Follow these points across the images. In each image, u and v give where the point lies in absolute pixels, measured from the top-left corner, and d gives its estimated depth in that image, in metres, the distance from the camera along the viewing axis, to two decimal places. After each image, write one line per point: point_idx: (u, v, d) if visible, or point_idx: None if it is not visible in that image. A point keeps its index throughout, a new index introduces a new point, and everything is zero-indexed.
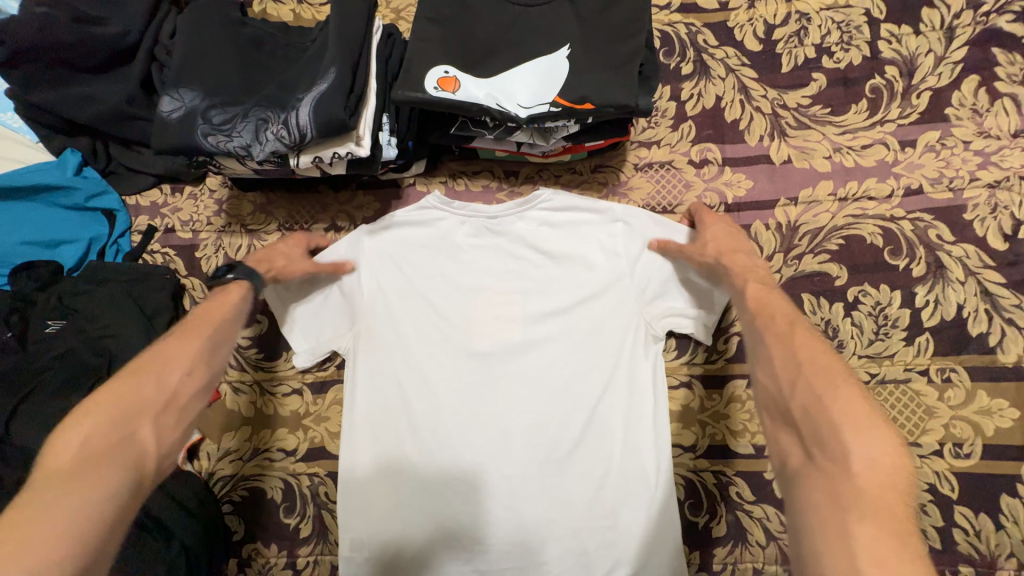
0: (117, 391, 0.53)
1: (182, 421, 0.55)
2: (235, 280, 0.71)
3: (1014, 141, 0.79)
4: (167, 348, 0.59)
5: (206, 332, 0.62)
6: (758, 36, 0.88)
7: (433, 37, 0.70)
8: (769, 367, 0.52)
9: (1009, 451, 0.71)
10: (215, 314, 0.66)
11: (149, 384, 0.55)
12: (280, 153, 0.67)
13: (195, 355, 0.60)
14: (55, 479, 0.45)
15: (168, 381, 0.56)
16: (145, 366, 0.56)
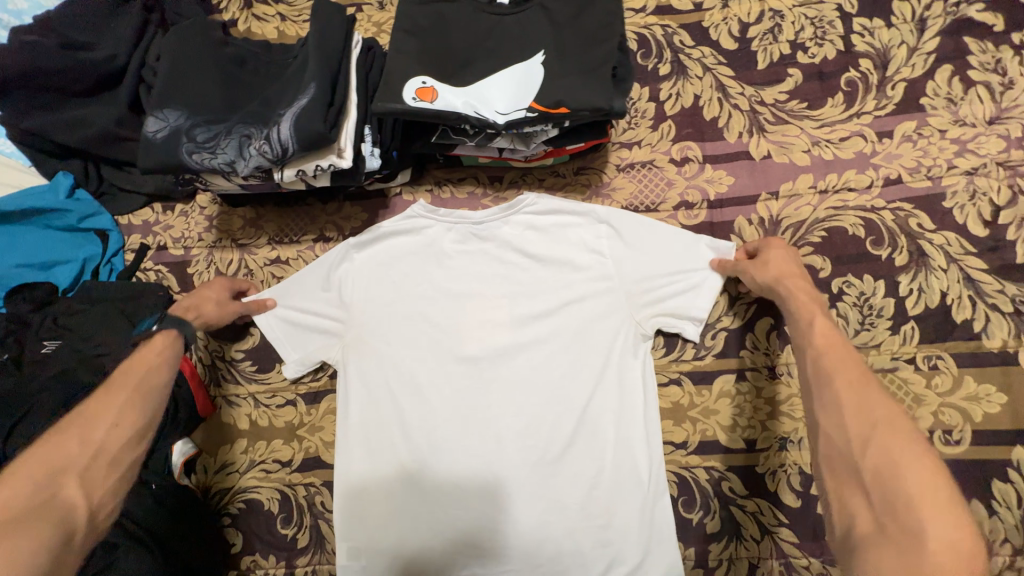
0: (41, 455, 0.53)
1: (114, 473, 0.56)
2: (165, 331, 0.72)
3: (990, 128, 0.79)
4: (93, 406, 0.59)
5: (134, 383, 0.63)
6: (733, 35, 0.89)
7: (410, 49, 0.72)
8: (840, 424, 0.52)
9: (998, 437, 0.71)
10: (146, 366, 0.66)
11: (74, 441, 0.55)
12: (264, 168, 0.68)
13: (125, 405, 0.60)
14: None
15: (93, 437, 0.56)
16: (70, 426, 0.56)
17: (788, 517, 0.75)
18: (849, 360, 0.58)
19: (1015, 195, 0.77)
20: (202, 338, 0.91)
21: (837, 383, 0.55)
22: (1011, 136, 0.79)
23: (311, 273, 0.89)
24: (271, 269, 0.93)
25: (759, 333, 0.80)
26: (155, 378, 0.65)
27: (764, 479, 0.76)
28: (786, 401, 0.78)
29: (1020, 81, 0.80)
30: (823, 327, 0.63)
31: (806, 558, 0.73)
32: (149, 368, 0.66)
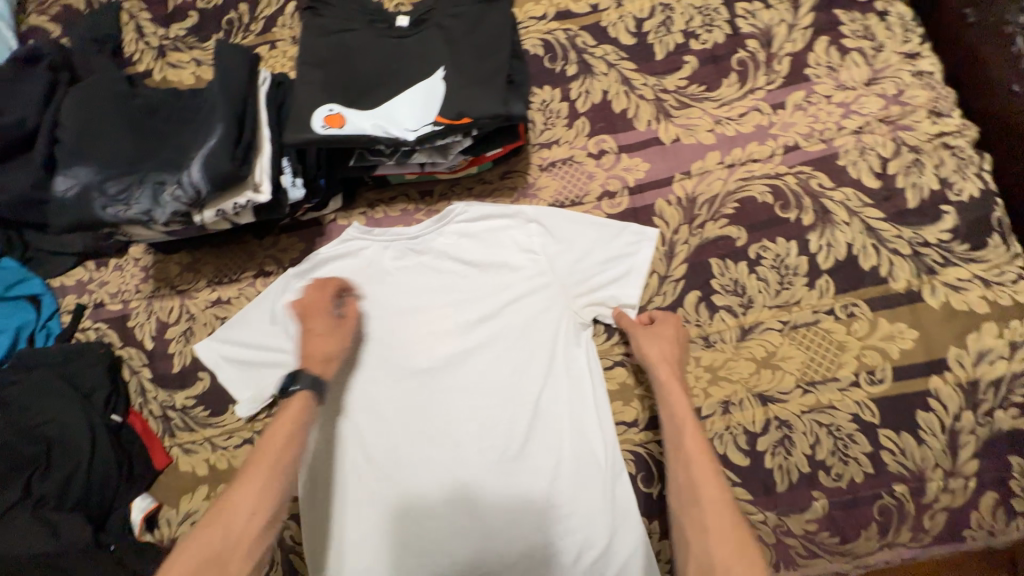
0: (195, 545, 0.58)
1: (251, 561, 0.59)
2: (300, 394, 0.72)
3: (867, 89, 0.87)
4: (234, 489, 0.62)
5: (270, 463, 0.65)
6: (630, 31, 0.95)
7: (315, 79, 0.74)
8: (707, 548, 0.61)
9: (916, 370, 0.76)
10: (283, 436, 0.67)
11: (218, 533, 0.59)
12: (182, 212, 0.69)
13: (262, 489, 0.63)
14: None
15: (235, 528, 0.60)
16: (219, 513, 0.60)
17: (740, 475, 0.77)
18: (713, 480, 0.66)
19: (898, 147, 0.84)
20: (151, 390, 0.89)
21: (706, 510, 0.63)
22: (887, 94, 0.86)
23: (255, 309, 0.89)
24: (212, 311, 0.92)
25: (689, 306, 0.83)
26: (291, 453, 0.67)
27: (715, 445, 0.78)
28: (722, 365, 0.80)
29: (886, 44, 0.88)
30: (695, 435, 0.70)
31: (762, 513, 0.75)
32: (286, 440, 0.67)
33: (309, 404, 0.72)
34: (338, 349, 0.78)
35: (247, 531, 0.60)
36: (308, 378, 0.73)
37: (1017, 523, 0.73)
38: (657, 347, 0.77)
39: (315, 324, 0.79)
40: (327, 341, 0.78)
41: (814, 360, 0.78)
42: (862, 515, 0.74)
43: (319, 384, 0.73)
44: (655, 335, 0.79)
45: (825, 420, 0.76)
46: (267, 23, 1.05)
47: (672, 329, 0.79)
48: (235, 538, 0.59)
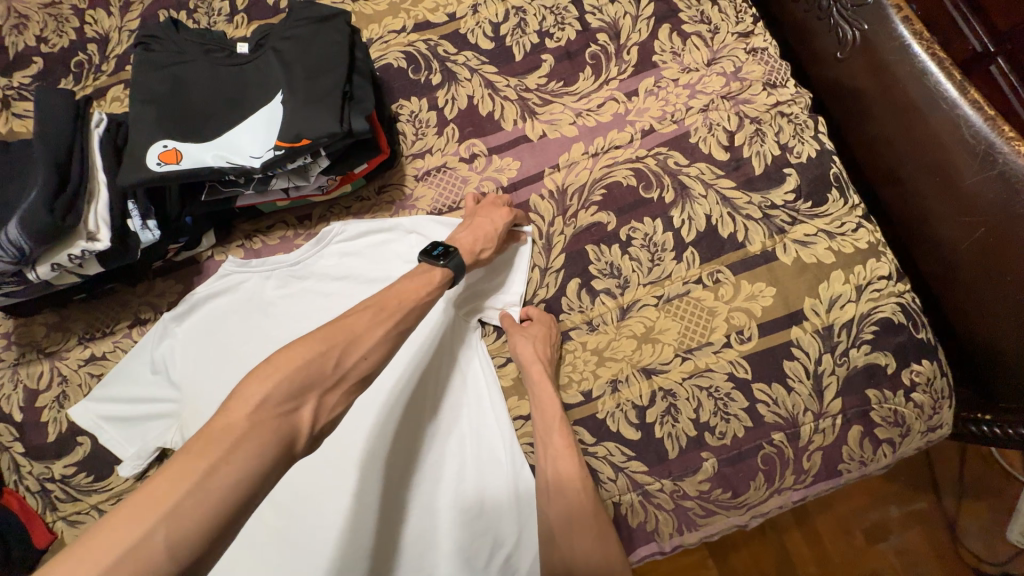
0: (308, 354, 0.56)
1: (334, 408, 0.58)
2: (443, 268, 0.74)
3: (709, 70, 0.93)
4: (359, 320, 0.62)
5: (390, 319, 0.64)
6: (488, 36, 0.97)
7: (149, 117, 0.72)
8: (568, 529, 0.73)
9: (778, 324, 0.82)
10: (409, 301, 0.67)
11: (330, 360, 0.57)
12: (10, 270, 0.65)
13: (374, 341, 0.62)
14: (231, 432, 0.49)
15: (344, 364, 0.58)
16: (335, 336, 0.59)
17: (633, 449, 0.80)
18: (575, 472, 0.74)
19: (741, 120, 0.90)
20: (25, 464, 0.83)
21: (569, 498, 0.73)
22: (727, 72, 0.93)
23: (134, 361, 0.85)
24: (87, 369, 0.87)
25: (571, 294, 0.86)
26: (405, 319, 0.66)
27: (607, 423, 0.81)
28: (607, 346, 0.83)
29: (722, 25, 0.95)
30: (562, 432, 0.77)
31: (658, 482, 0.79)
32: (411, 306, 0.67)
33: (444, 280, 0.73)
34: (484, 251, 0.80)
35: (349, 371, 0.59)
36: (460, 262, 0.75)
37: (881, 450, 0.80)
38: (530, 347, 0.80)
39: (489, 222, 0.82)
40: (480, 238, 0.80)
41: (689, 329, 0.83)
42: (749, 468, 0.79)
43: (460, 272, 0.76)
44: (528, 335, 0.81)
45: (704, 383, 0.81)
46: (120, 61, 1.01)
47: (543, 328, 0.82)
48: (337, 372, 0.58)
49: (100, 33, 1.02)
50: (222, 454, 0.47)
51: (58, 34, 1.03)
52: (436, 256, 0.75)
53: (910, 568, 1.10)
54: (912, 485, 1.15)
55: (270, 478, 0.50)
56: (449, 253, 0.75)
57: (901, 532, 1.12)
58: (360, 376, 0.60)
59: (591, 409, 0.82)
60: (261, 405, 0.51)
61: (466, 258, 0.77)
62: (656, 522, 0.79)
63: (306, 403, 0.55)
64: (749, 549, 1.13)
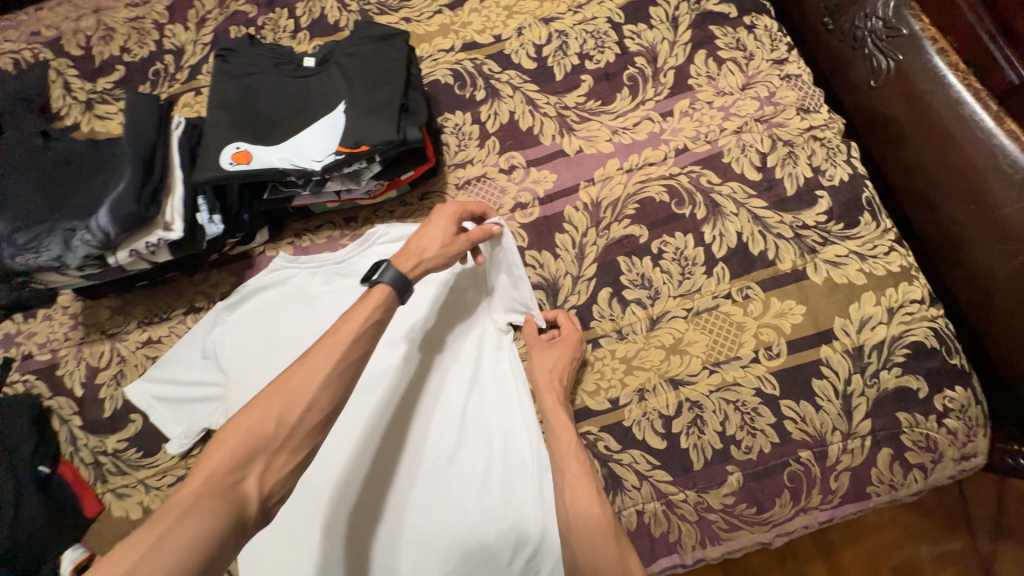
0: (251, 416, 0.55)
1: (292, 462, 0.55)
2: (380, 285, 0.67)
3: (743, 94, 0.96)
4: (295, 371, 0.58)
5: (332, 359, 0.60)
6: (531, 56, 1.03)
7: (223, 121, 0.79)
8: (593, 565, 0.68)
9: (808, 342, 0.83)
10: (350, 333, 0.62)
11: (275, 415, 0.55)
12: (94, 255, 0.72)
13: (324, 384, 0.58)
14: (182, 502, 0.47)
15: (290, 416, 0.55)
16: (276, 392, 0.56)
17: (659, 458, 0.81)
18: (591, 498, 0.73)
19: (774, 142, 0.93)
20: (81, 438, 0.89)
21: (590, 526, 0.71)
22: (761, 96, 0.96)
23: (185, 346, 0.90)
24: (144, 351, 0.93)
25: (602, 302, 0.89)
26: (350, 357, 0.61)
27: (633, 430, 0.82)
28: (636, 354, 0.85)
29: (757, 52, 0.98)
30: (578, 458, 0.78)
31: (683, 492, 0.79)
32: (352, 337, 0.61)
33: (385, 298, 0.66)
34: (429, 252, 0.73)
35: (298, 428, 0.56)
36: (395, 272, 0.68)
37: (913, 475, 0.79)
38: (545, 368, 0.83)
39: (436, 223, 0.76)
40: (423, 241, 0.74)
41: (717, 342, 0.84)
42: (774, 484, 0.79)
43: (402, 280, 0.68)
44: (547, 355, 0.84)
45: (731, 396, 0.82)
46: (193, 71, 1.10)
47: (563, 346, 0.84)
48: (282, 430, 0.55)
49: (176, 45, 1.12)
50: (157, 536, 0.44)
51: (140, 46, 1.13)
52: (369, 275, 0.69)
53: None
54: (947, 523, 1.12)
55: (228, 543, 0.47)
56: (382, 268, 0.69)
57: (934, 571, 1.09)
58: (313, 423, 0.56)
59: (617, 417, 0.83)
60: (203, 483, 0.49)
61: (405, 264, 0.71)
62: (679, 533, 0.79)
63: (255, 465, 0.52)
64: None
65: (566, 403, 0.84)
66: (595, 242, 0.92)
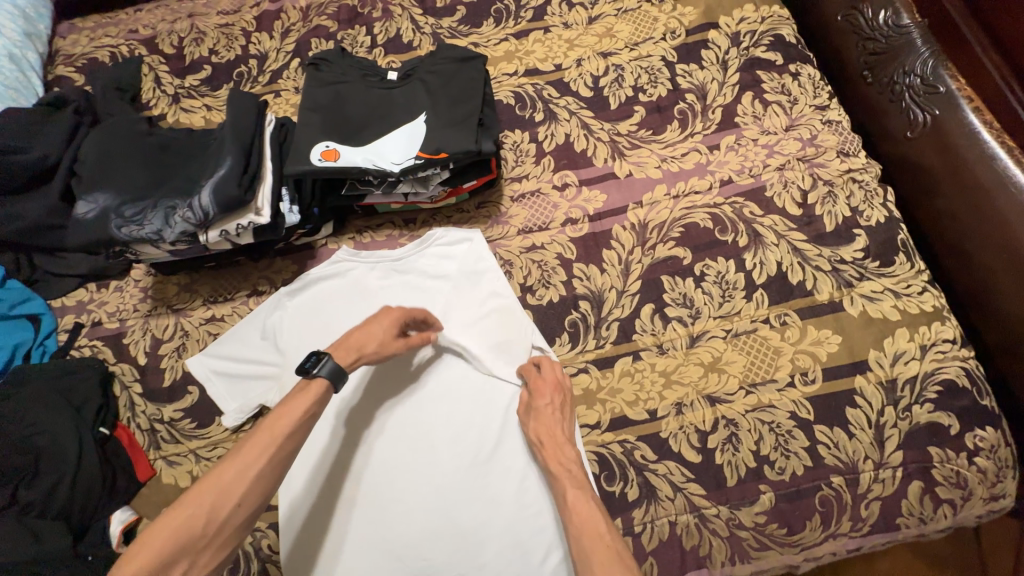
0: (181, 514, 0.58)
1: (216, 557, 0.60)
2: (317, 380, 0.73)
3: (787, 134, 1.03)
4: (230, 466, 0.63)
5: (266, 454, 0.65)
6: (588, 85, 1.11)
7: (314, 122, 0.87)
8: None
9: (843, 371, 0.86)
10: (284, 428, 0.68)
11: (206, 513, 0.60)
12: (189, 232, 0.78)
13: (258, 479, 0.64)
14: None
15: (219, 515, 0.60)
16: (208, 488, 0.61)
17: (694, 472, 0.83)
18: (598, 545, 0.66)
19: (815, 181, 0.99)
20: (140, 404, 0.94)
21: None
22: (803, 137, 1.02)
23: (247, 326, 0.95)
24: (206, 328, 0.98)
25: (645, 317, 0.93)
26: (285, 450, 0.67)
27: (669, 442, 0.85)
28: (675, 369, 0.89)
29: (800, 98, 1.05)
30: (576, 505, 0.72)
31: (715, 507, 0.82)
32: (287, 432, 0.68)
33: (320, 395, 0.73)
34: (366, 347, 0.80)
35: (227, 522, 0.61)
36: (333, 365, 0.75)
37: (942, 509, 0.81)
38: (532, 424, 0.83)
39: (379, 324, 0.82)
40: (363, 336, 0.81)
41: (754, 364, 0.88)
42: (806, 507, 0.81)
43: (337, 373, 0.75)
44: (534, 413, 0.84)
45: (767, 417, 0.85)
46: (274, 75, 1.19)
47: (550, 395, 0.84)
48: (209, 528, 0.59)
49: (260, 51, 1.22)
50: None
51: (227, 49, 1.24)
52: (307, 367, 0.74)
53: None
54: None
55: None
56: (322, 360, 0.75)
57: None
58: (242, 519, 0.62)
59: (654, 427, 0.86)
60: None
61: (343, 357, 0.78)
62: (709, 548, 0.81)
63: (178, 565, 0.57)
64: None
65: (565, 452, 0.80)
66: (641, 260, 0.97)
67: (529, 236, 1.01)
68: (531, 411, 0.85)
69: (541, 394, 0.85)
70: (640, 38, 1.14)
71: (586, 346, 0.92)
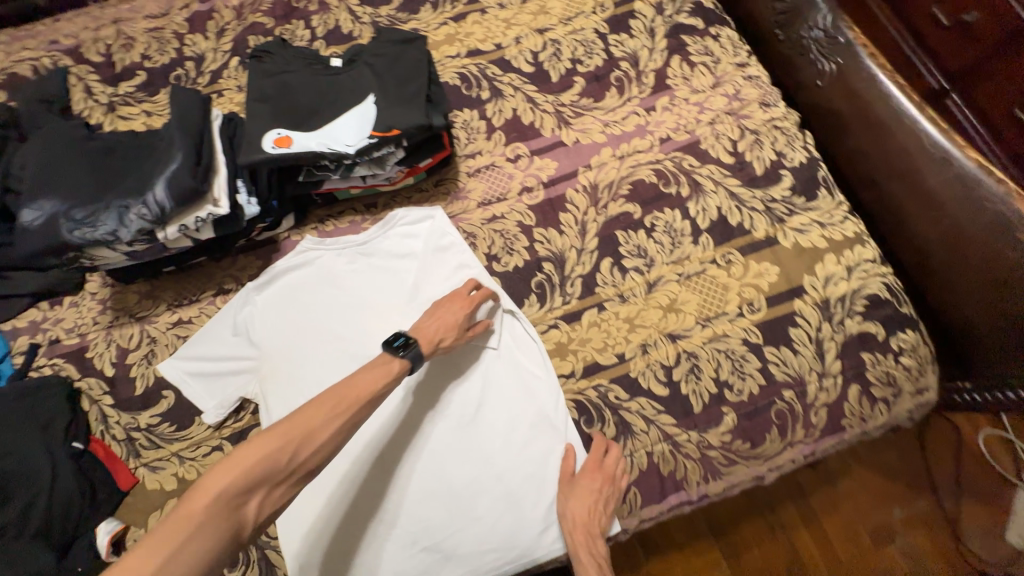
0: (269, 445, 0.59)
1: (287, 494, 0.61)
2: (401, 361, 0.77)
3: (714, 91, 1.12)
4: (317, 413, 0.65)
5: (348, 410, 0.68)
6: (529, 61, 1.16)
7: (264, 112, 0.88)
8: None
9: (783, 297, 0.96)
10: (366, 392, 0.71)
11: (290, 449, 0.61)
12: (147, 229, 0.78)
13: (335, 431, 0.66)
14: (188, 521, 0.52)
15: (299, 453, 0.61)
16: (293, 430, 0.62)
17: (663, 403, 0.90)
18: None
19: (742, 131, 1.08)
20: (112, 415, 0.92)
21: None
22: (729, 93, 1.11)
23: (217, 324, 0.95)
24: (174, 332, 0.97)
25: (605, 271, 0.99)
26: (359, 412, 0.69)
27: (639, 381, 0.91)
28: (637, 315, 0.96)
29: (723, 57, 1.14)
30: None
31: (686, 433, 0.89)
32: (364, 400, 0.70)
33: (400, 373, 0.76)
34: (444, 340, 0.84)
35: (304, 464, 0.62)
36: (418, 353, 0.78)
37: (878, 407, 0.92)
38: (570, 505, 0.83)
39: (450, 313, 0.86)
40: (439, 329, 0.84)
41: (706, 300, 0.96)
42: (764, 421, 0.90)
43: (418, 362, 0.79)
44: (573, 492, 0.84)
45: (722, 346, 0.93)
46: (213, 75, 1.18)
47: (598, 482, 0.84)
48: (291, 465, 0.61)
49: (196, 52, 1.20)
50: (168, 553, 0.49)
51: (161, 53, 1.21)
52: (396, 347, 0.78)
53: (917, 565, 1.27)
54: (913, 488, 1.33)
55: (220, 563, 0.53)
56: (408, 345, 0.78)
57: (906, 534, 1.30)
58: (314, 465, 0.63)
59: (624, 369, 0.93)
60: (214, 500, 0.54)
61: (426, 347, 0.81)
62: (684, 471, 0.88)
63: (257, 495, 0.57)
64: (761, 550, 1.29)
65: (593, 537, 0.82)
66: (596, 219, 1.03)
67: (488, 208, 1.05)
68: (572, 489, 0.84)
69: (591, 480, 0.84)
70: (572, 13, 1.20)
71: (555, 303, 0.97)
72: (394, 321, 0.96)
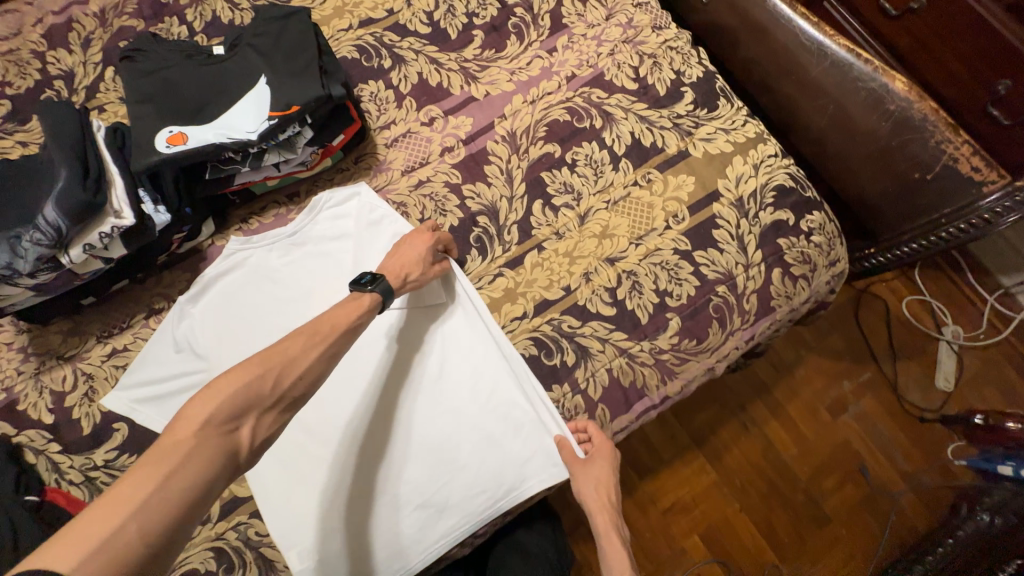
0: (248, 374, 0.61)
1: (277, 421, 0.63)
2: (371, 293, 0.81)
3: (608, 23, 1.15)
4: (293, 344, 0.67)
5: (326, 340, 0.70)
6: (424, 22, 1.14)
7: (148, 114, 0.83)
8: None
9: (702, 204, 1.02)
10: (342, 322, 0.74)
11: (271, 376, 0.63)
12: (47, 256, 0.74)
13: (311, 360, 0.68)
14: (180, 446, 0.53)
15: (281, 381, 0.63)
16: (271, 359, 0.64)
17: (613, 322, 0.96)
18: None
19: (641, 57, 1.12)
20: (64, 461, 0.87)
21: None
22: (622, 23, 1.15)
23: (157, 345, 0.91)
24: (111, 363, 0.92)
25: (537, 213, 1.02)
26: (337, 343, 0.72)
27: (588, 306, 0.96)
28: (575, 247, 1.00)
29: None
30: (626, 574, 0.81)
31: (638, 344, 0.95)
32: (337, 334, 0.72)
33: (371, 305, 0.80)
34: (411, 274, 0.87)
35: (288, 390, 0.64)
36: (386, 285, 0.82)
37: (799, 284, 1.01)
38: (593, 483, 0.87)
39: (412, 247, 0.89)
40: (405, 264, 0.87)
41: (635, 221, 1.01)
42: (705, 318, 0.97)
43: (388, 294, 0.83)
44: (589, 471, 0.87)
45: (657, 259, 0.99)
46: (91, 90, 1.09)
47: (607, 456, 0.88)
48: (276, 391, 0.62)
49: (65, 69, 1.10)
50: (163, 474, 0.50)
51: (22, 76, 1.09)
52: (363, 284, 0.81)
53: (870, 427, 1.43)
54: (859, 362, 1.49)
55: (217, 484, 0.55)
56: (375, 279, 0.82)
57: (857, 401, 1.45)
58: (297, 394, 0.65)
59: (572, 300, 0.97)
60: (201, 426, 0.55)
61: (393, 281, 0.85)
62: (643, 378, 0.95)
63: (246, 420, 0.59)
64: (739, 448, 1.41)
65: (617, 519, 0.88)
66: (520, 165, 1.05)
67: (412, 174, 1.05)
68: (588, 468, 0.87)
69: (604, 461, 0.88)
70: None
71: (497, 251, 1.00)
72: (337, 300, 0.96)
